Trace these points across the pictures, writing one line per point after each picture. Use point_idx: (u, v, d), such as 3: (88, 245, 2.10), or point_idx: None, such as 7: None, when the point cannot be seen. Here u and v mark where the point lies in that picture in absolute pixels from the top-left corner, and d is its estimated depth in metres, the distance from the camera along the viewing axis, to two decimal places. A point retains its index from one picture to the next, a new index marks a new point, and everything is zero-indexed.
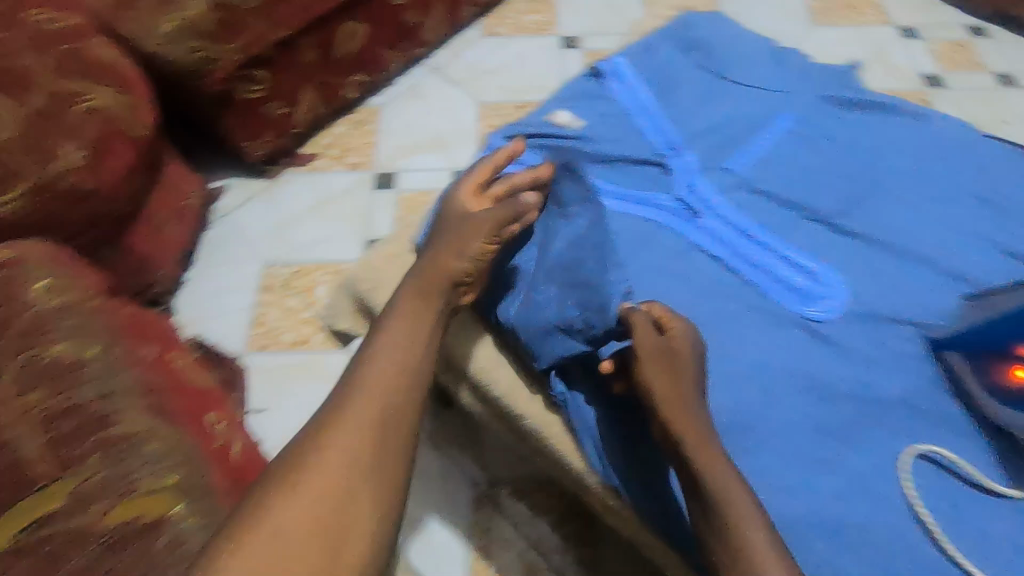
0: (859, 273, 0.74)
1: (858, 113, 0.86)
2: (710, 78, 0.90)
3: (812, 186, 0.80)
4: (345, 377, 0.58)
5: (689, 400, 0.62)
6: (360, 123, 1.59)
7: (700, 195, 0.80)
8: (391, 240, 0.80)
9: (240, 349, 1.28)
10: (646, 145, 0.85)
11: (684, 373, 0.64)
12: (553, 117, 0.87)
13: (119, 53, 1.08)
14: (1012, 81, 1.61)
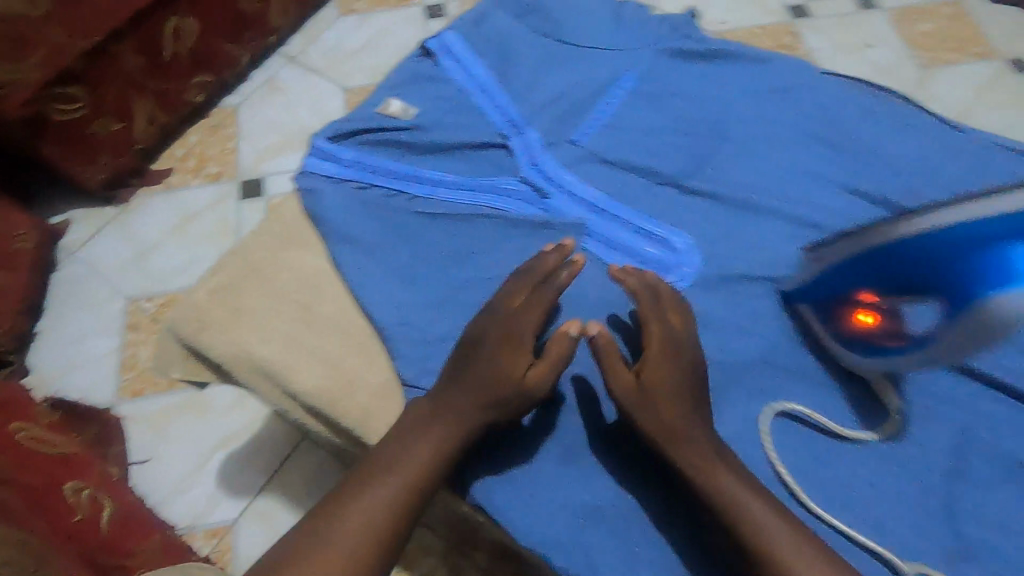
0: (711, 234, 0.72)
1: (700, 64, 0.84)
2: (550, 45, 0.85)
3: (657, 148, 0.78)
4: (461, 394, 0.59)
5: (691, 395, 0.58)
6: (217, 128, 1.44)
7: (546, 173, 0.76)
8: (216, 270, 0.71)
9: (111, 400, 1.16)
10: (486, 126, 0.79)
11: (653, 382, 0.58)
12: (385, 107, 0.79)
13: None
14: (872, 3, 1.63)
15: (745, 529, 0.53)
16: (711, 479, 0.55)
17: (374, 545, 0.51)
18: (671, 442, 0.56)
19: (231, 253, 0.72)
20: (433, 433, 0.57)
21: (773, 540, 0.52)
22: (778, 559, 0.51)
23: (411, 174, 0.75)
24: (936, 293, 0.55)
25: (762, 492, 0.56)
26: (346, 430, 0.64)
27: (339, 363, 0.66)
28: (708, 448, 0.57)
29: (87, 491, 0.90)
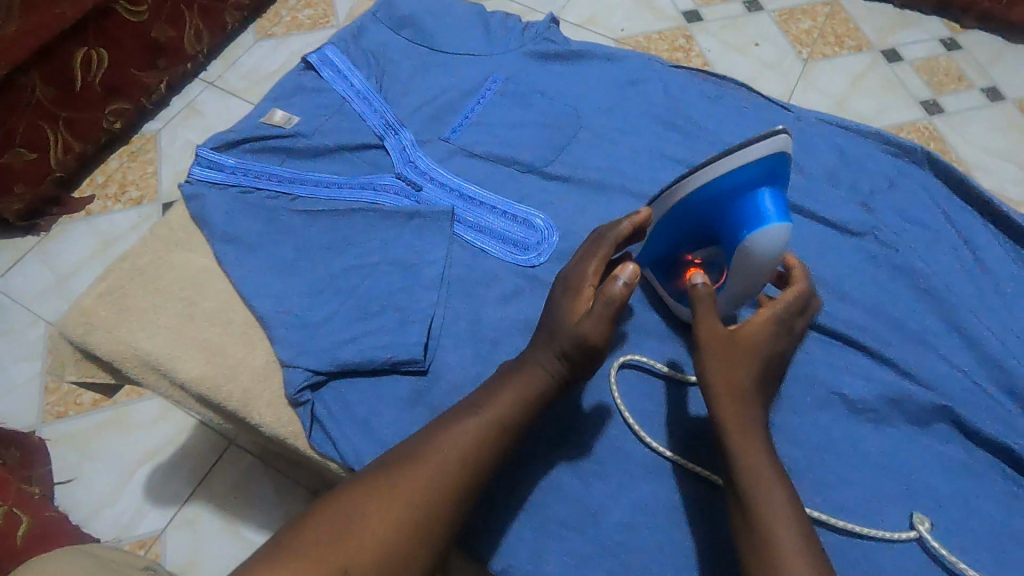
0: (568, 214, 0.80)
1: (561, 64, 0.92)
2: (425, 53, 0.93)
3: (521, 140, 0.85)
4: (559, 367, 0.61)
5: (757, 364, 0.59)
6: (136, 153, 1.47)
7: (418, 168, 0.83)
8: (105, 276, 0.75)
9: (34, 423, 1.17)
10: (364, 129, 0.85)
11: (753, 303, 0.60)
12: (269, 117, 0.85)
13: None
14: (759, 6, 1.77)
15: (751, 484, 0.54)
16: (742, 429, 0.56)
17: (445, 496, 0.53)
18: (716, 385, 0.58)
19: (120, 259, 0.76)
20: (521, 373, 0.61)
21: (781, 518, 0.51)
22: (774, 518, 0.51)
23: (293, 177, 0.81)
24: (719, 244, 0.64)
25: (779, 465, 0.55)
26: (230, 412, 0.69)
27: (222, 352, 0.70)
28: (749, 401, 0.57)
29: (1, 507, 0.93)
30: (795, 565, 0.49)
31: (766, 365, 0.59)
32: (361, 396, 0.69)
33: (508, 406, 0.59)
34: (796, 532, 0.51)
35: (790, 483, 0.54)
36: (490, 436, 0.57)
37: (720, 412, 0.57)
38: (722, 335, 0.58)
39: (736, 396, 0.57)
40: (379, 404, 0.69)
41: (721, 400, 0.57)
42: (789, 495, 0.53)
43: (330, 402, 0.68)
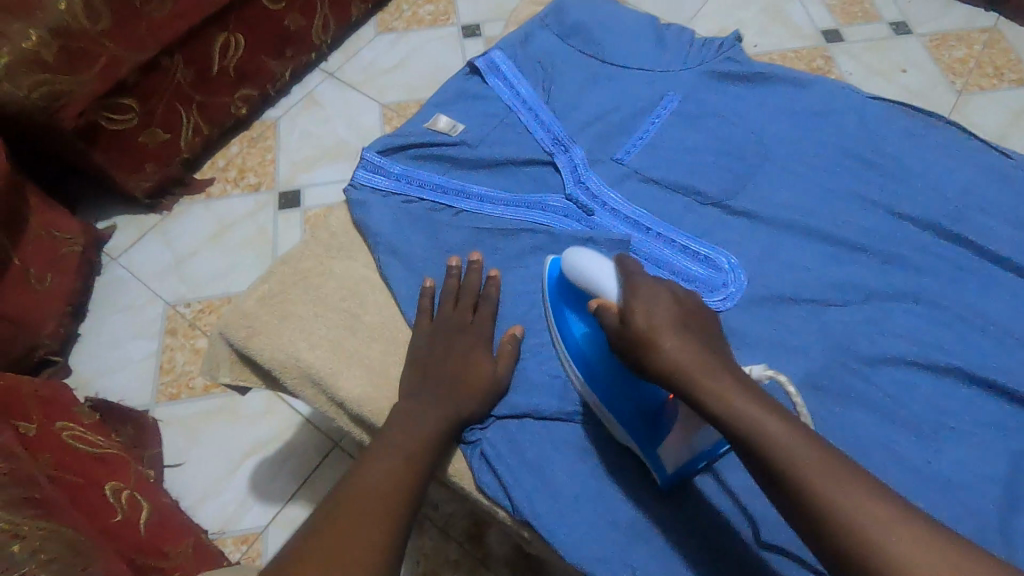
0: (754, 255, 0.73)
1: (744, 86, 0.84)
2: (594, 65, 0.87)
3: (701, 168, 0.78)
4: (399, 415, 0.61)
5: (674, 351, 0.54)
6: (257, 140, 1.48)
7: (590, 190, 0.77)
8: (267, 278, 0.72)
9: (148, 402, 1.18)
10: (531, 143, 0.80)
11: (666, 301, 0.57)
12: (433, 123, 0.81)
13: None
14: (907, 29, 1.63)
15: (767, 445, 0.49)
16: (722, 398, 0.52)
17: (384, 502, 0.54)
18: (676, 370, 0.54)
19: (281, 261, 0.73)
20: (427, 408, 0.61)
21: (806, 466, 0.47)
22: (779, 459, 0.48)
23: (459, 189, 0.77)
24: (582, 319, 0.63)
25: (779, 408, 0.51)
26: None
27: (385, 373, 0.67)
28: (721, 372, 0.53)
29: (126, 491, 0.92)
30: (828, 484, 0.46)
31: (684, 352, 0.54)
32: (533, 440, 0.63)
33: (410, 437, 0.59)
34: (841, 472, 0.47)
35: (802, 427, 0.50)
36: (373, 472, 0.56)
37: (703, 382, 0.53)
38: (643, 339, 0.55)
39: (689, 370, 0.53)
40: (551, 450, 0.63)
41: (691, 376, 0.53)
42: (812, 450, 0.48)
43: (500, 442, 0.63)
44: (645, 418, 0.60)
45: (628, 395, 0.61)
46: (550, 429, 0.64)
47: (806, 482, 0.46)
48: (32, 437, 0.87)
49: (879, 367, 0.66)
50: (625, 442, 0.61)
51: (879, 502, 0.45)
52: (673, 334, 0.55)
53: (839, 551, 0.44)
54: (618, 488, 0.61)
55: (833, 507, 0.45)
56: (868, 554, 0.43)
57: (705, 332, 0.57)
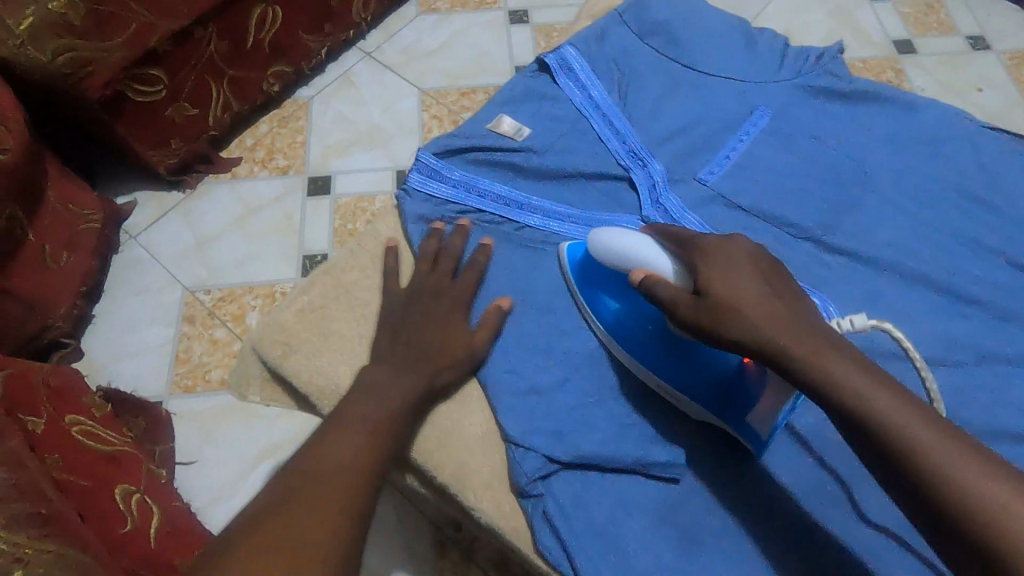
0: (853, 300, 0.65)
1: (844, 105, 0.75)
2: (676, 69, 0.78)
3: (793, 196, 0.70)
4: (363, 386, 0.56)
5: (753, 312, 0.47)
6: (288, 119, 1.40)
7: (669, 213, 0.69)
8: (306, 289, 0.65)
9: (162, 393, 1.12)
10: (604, 154, 0.72)
11: (745, 265, 0.50)
12: (496, 124, 0.73)
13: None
14: (986, 44, 1.50)
15: (862, 407, 0.42)
16: (809, 360, 0.45)
17: (353, 483, 0.49)
18: (759, 335, 0.47)
19: (324, 271, 0.66)
20: (399, 381, 0.56)
21: (913, 432, 0.40)
22: (888, 429, 0.41)
23: (523, 201, 0.69)
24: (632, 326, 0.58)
25: (887, 378, 0.44)
26: (437, 483, 0.58)
27: (435, 409, 0.60)
28: (807, 334, 0.46)
29: (136, 495, 0.86)
30: (956, 456, 0.39)
31: (767, 312, 0.48)
32: (602, 499, 0.55)
33: (379, 409, 0.54)
34: (962, 450, 0.39)
35: (915, 398, 0.43)
36: (335, 444, 0.51)
37: (789, 349, 0.46)
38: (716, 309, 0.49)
39: (773, 334, 0.46)
40: (622, 511, 0.55)
41: (777, 342, 0.46)
42: (927, 425, 0.40)
43: (564, 500, 0.55)
44: (724, 392, 0.55)
45: (692, 368, 0.56)
46: (621, 486, 0.56)
47: (919, 459, 0.39)
48: (41, 432, 0.82)
49: (995, 440, 0.58)
50: (703, 418, 0.57)
51: (1011, 487, 0.37)
52: (751, 295, 0.48)
53: (965, 539, 0.37)
54: (698, 563, 0.53)
55: (952, 475, 0.38)
56: (996, 543, 0.36)
57: (795, 296, 0.49)
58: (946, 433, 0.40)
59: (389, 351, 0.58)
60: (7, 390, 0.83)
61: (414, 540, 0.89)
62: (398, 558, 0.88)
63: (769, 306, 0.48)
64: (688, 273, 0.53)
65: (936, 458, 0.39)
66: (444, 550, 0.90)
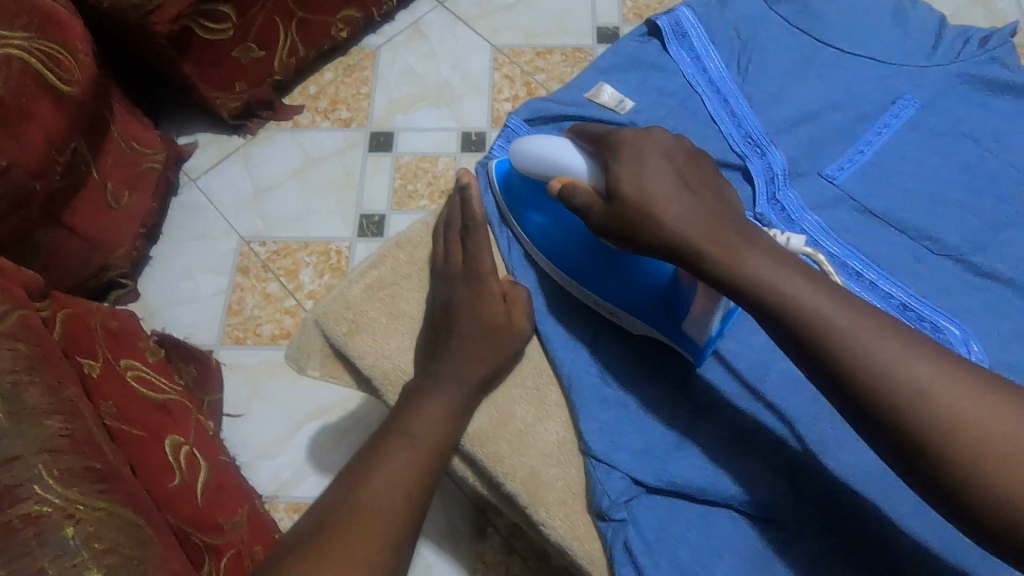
0: (1003, 334, 0.55)
1: (1010, 100, 0.64)
2: (808, 44, 0.67)
3: (937, 204, 0.60)
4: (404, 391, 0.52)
5: (670, 210, 0.46)
6: (353, 69, 1.33)
7: (788, 212, 0.60)
8: (377, 263, 0.60)
9: (213, 343, 1.11)
10: (715, 138, 0.63)
11: (658, 159, 0.48)
12: (596, 94, 0.65)
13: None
14: None
15: (792, 307, 0.41)
16: (731, 261, 0.44)
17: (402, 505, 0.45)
18: (675, 236, 0.45)
19: (397, 245, 0.61)
20: (443, 387, 0.52)
21: (843, 329, 0.40)
22: (823, 329, 0.40)
23: None
24: (563, 247, 0.56)
25: (796, 264, 0.44)
26: (505, 491, 0.53)
27: (507, 409, 0.54)
28: (724, 230, 0.45)
29: (185, 448, 0.85)
30: (883, 346, 0.39)
31: (682, 209, 0.46)
32: (690, 533, 0.49)
33: (430, 423, 0.50)
34: (874, 326, 0.40)
35: (829, 282, 0.43)
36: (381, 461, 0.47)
37: (704, 250, 0.45)
38: (630, 211, 0.47)
39: (695, 236, 0.45)
40: (711, 551, 0.49)
41: (699, 245, 0.45)
42: (838, 306, 0.41)
43: (648, 530, 0.49)
44: (657, 304, 0.53)
45: (623, 282, 0.54)
46: (713, 524, 0.50)
47: (839, 346, 0.40)
48: (97, 376, 0.80)
49: None
50: (642, 332, 0.55)
51: (917, 362, 0.39)
52: (665, 191, 0.46)
53: (884, 422, 0.39)
54: None
55: (885, 369, 0.38)
56: (910, 419, 0.38)
57: (705, 184, 0.48)
58: (872, 326, 0.40)
59: (427, 349, 0.54)
60: (66, 329, 0.82)
61: (454, 518, 0.87)
62: (436, 534, 0.86)
63: (684, 202, 0.46)
64: (599, 174, 0.50)
65: (873, 354, 0.39)
66: (485, 534, 0.86)
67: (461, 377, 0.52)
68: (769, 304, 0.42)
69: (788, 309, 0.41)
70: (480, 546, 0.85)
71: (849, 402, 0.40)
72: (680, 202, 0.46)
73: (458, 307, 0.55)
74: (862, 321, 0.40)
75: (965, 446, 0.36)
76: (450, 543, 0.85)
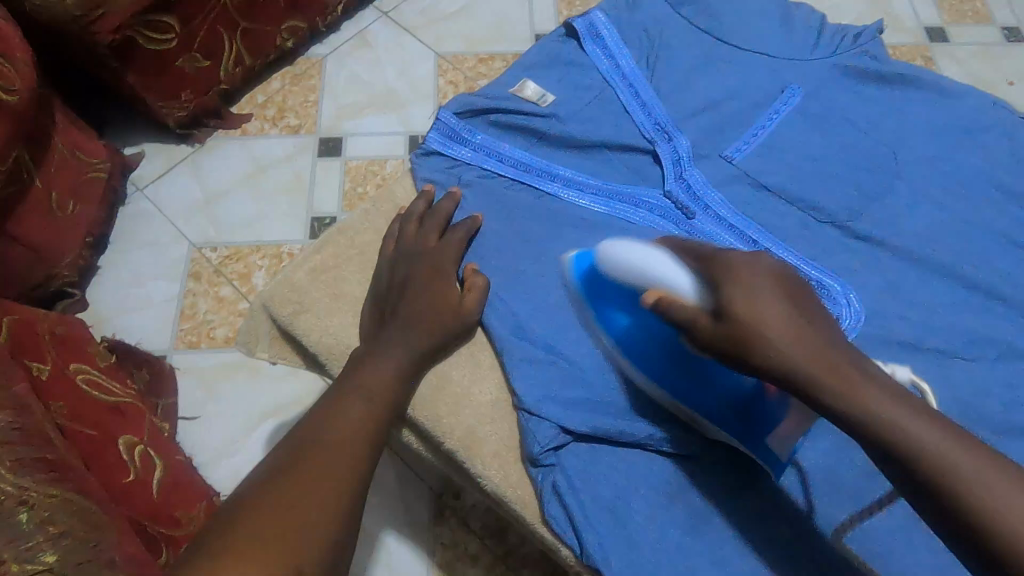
0: (876, 288, 0.63)
1: (880, 88, 0.73)
2: (708, 42, 0.75)
3: (821, 179, 0.68)
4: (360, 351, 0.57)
5: (794, 343, 0.46)
6: (300, 77, 1.36)
7: (693, 190, 0.67)
8: (320, 249, 0.64)
9: (166, 348, 1.12)
10: (628, 126, 0.70)
11: (756, 276, 0.48)
12: (520, 89, 0.71)
13: None
14: (1020, 36, 1.42)
15: (912, 452, 0.42)
16: (848, 396, 0.44)
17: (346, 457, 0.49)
18: (796, 369, 0.46)
19: (339, 231, 0.65)
20: (394, 348, 0.56)
21: (969, 481, 0.40)
22: (946, 477, 0.41)
23: (544, 170, 0.68)
24: (651, 355, 0.55)
25: (914, 402, 0.44)
26: (445, 449, 0.58)
27: (445, 375, 0.59)
28: (843, 365, 0.45)
29: (140, 447, 0.86)
30: (1009, 501, 0.40)
31: (803, 344, 0.46)
32: (612, 473, 0.55)
33: (381, 380, 0.55)
34: (977, 458, 0.41)
35: (947, 423, 0.43)
36: (335, 415, 0.52)
37: (797, 364, 0.46)
38: (731, 327, 0.47)
39: (817, 372, 0.45)
40: (630, 487, 0.55)
41: (817, 380, 0.45)
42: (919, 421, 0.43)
43: (574, 473, 0.55)
44: (737, 411, 0.53)
45: (704, 384, 0.53)
46: (632, 464, 0.56)
47: (923, 459, 0.42)
48: (46, 379, 0.81)
49: (1006, 435, 0.58)
50: (715, 435, 0.55)
51: (998, 479, 0.41)
52: (784, 324, 0.46)
53: (962, 529, 0.41)
54: (702, 540, 0.53)
55: (1009, 527, 0.39)
56: (974, 518, 0.40)
57: (811, 312, 0.48)
58: (995, 474, 0.41)
59: (379, 313, 0.59)
60: (13, 334, 0.83)
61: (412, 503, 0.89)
62: (393, 516, 0.89)
63: (798, 334, 0.46)
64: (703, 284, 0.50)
65: (994, 509, 0.40)
66: (442, 516, 0.89)
67: (410, 338, 0.57)
68: (887, 446, 0.43)
69: (908, 455, 0.42)
70: (438, 527, 0.88)
71: (972, 550, 0.40)
72: (802, 338, 0.46)
73: (406, 277, 0.59)
74: (990, 473, 0.41)
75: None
76: (409, 527, 0.88)
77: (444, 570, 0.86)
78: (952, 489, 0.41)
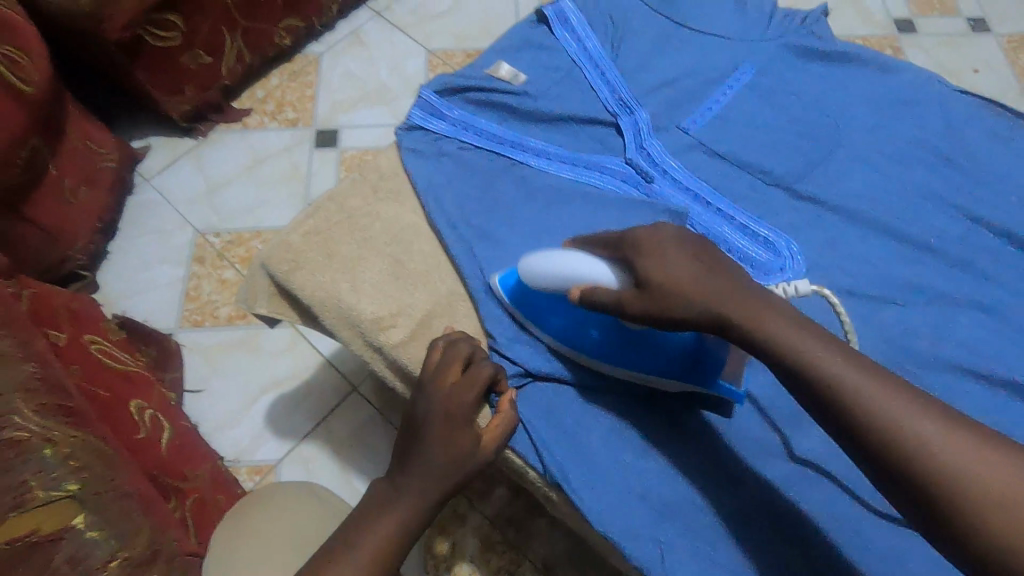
0: (818, 243, 0.70)
1: (824, 65, 0.80)
2: (668, 26, 0.82)
3: (769, 147, 0.75)
4: None
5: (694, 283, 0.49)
6: (298, 74, 1.44)
7: (652, 157, 0.74)
8: (312, 213, 0.71)
9: (172, 327, 1.19)
10: (594, 102, 0.77)
11: (675, 246, 0.51)
12: (495, 69, 0.78)
13: (16, 7, 0.99)
14: (985, 26, 1.48)
15: (816, 378, 0.44)
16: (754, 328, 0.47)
17: None
18: (704, 310, 0.48)
19: (329, 198, 0.72)
20: None
21: (872, 403, 0.42)
22: (843, 396, 0.43)
23: (517, 141, 0.74)
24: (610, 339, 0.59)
25: (821, 335, 0.46)
26: None
27: (425, 322, 0.66)
28: (750, 302, 0.48)
29: (149, 410, 0.92)
30: (909, 422, 0.41)
31: (711, 282, 0.49)
32: (575, 405, 0.62)
33: None
34: (881, 384, 0.43)
35: (855, 353, 0.45)
36: None
37: (731, 319, 0.48)
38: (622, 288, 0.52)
39: (722, 304, 0.48)
40: (591, 419, 0.61)
41: (721, 318, 0.48)
42: (860, 371, 0.43)
43: (540, 407, 0.62)
44: (687, 364, 0.58)
45: (655, 351, 0.58)
46: (591, 395, 0.62)
47: (859, 406, 0.42)
48: (63, 345, 0.88)
49: (934, 370, 0.64)
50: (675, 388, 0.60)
51: (940, 427, 0.40)
52: (688, 267, 0.50)
53: (915, 486, 0.40)
54: (655, 463, 0.59)
55: (911, 443, 0.40)
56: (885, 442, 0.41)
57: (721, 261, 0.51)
58: (900, 397, 0.42)
59: None
60: (32, 304, 0.89)
61: None
62: None
63: (706, 275, 0.49)
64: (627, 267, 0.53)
65: (900, 429, 0.41)
66: None
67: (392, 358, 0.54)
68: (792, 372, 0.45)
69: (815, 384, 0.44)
70: None
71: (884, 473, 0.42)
72: (708, 275, 0.49)
73: None
74: (890, 395, 0.42)
75: (985, 504, 0.38)
76: None
77: (435, 528, 0.92)
78: (852, 411, 0.42)
